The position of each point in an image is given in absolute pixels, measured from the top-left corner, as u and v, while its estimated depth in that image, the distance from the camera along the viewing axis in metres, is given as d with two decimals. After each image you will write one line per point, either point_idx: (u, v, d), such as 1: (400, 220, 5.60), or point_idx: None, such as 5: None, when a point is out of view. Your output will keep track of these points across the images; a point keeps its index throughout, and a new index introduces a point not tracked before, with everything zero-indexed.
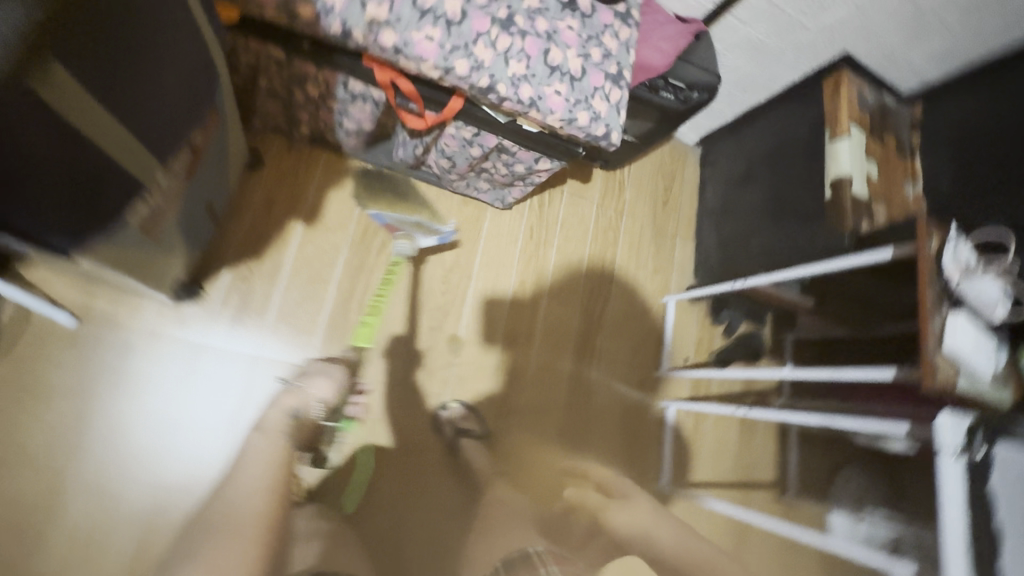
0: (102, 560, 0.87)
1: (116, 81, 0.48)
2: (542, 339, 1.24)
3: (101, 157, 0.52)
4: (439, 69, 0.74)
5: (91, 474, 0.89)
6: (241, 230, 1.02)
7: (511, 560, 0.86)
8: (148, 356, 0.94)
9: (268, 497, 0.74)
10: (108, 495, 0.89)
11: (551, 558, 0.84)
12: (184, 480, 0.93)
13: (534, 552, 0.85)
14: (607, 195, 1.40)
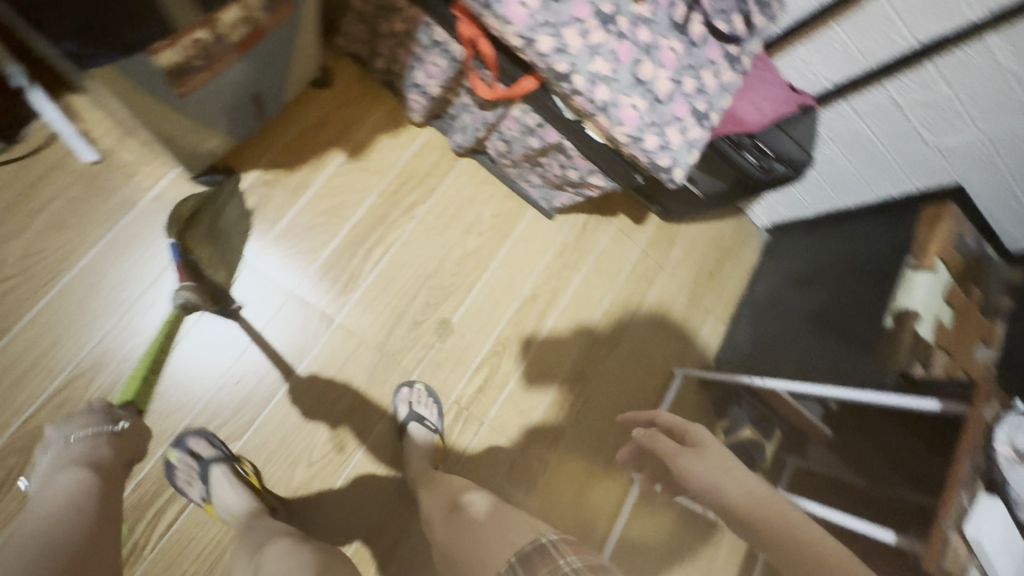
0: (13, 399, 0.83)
1: None
2: (534, 358, 1.16)
3: None
4: (521, 38, 0.70)
5: (44, 311, 0.87)
6: (285, 138, 1.00)
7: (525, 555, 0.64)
8: (146, 221, 0.93)
9: (87, 535, 0.50)
10: (50, 338, 0.86)
11: (571, 550, 0.63)
12: (127, 354, 0.89)
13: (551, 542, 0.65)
14: (655, 243, 1.32)
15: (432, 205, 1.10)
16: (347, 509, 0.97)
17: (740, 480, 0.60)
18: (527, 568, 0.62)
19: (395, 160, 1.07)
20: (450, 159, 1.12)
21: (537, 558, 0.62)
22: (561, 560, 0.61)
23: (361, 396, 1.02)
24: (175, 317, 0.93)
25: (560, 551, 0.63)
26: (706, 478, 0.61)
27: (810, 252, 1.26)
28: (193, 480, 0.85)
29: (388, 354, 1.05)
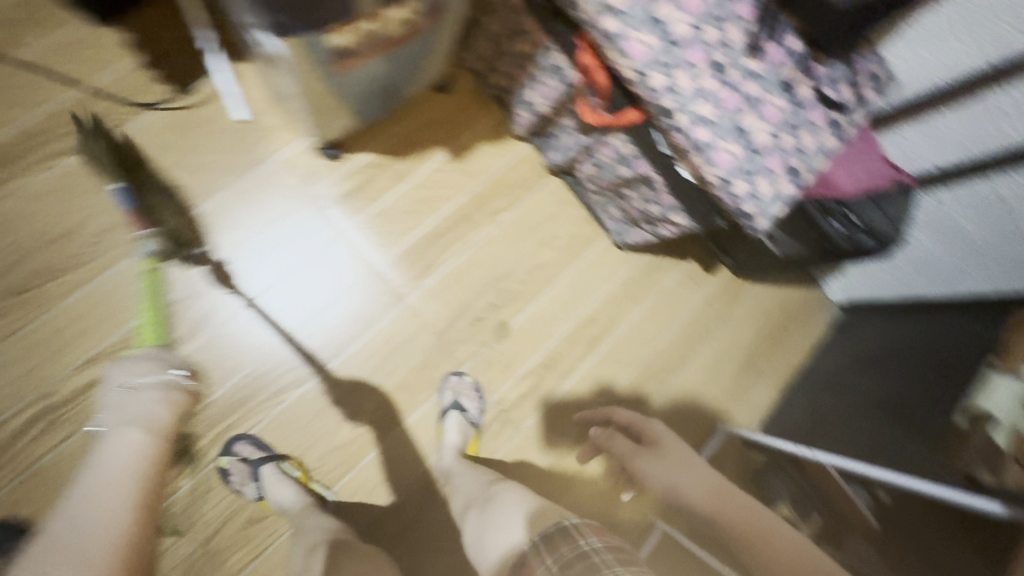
0: (105, 320, 0.90)
1: None
2: (580, 379, 1.18)
3: None
4: (636, 73, 0.76)
5: None
6: (399, 130, 1.10)
7: (548, 534, 0.69)
8: (261, 181, 1.01)
9: (138, 516, 0.62)
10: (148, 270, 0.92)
11: (592, 531, 0.68)
12: (218, 300, 0.98)
13: (573, 525, 0.69)
14: (721, 295, 1.32)
15: (514, 214, 1.16)
16: (378, 477, 1.03)
17: (690, 476, 0.81)
18: (549, 544, 0.67)
19: (490, 168, 1.15)
20: (539, 176, 1.18)
21: (559, 537, 0.68)
22: (580, 540, 0.66)
23: (413, 375, 1.07)
24: (266, 273, 1.01)
25: (581, 531, 0.68)
26: (665, 476, 0.83)
27: (883, 335, 1.22)
28: (245, 480, 0.93)
29: (446, 342, 1.10)
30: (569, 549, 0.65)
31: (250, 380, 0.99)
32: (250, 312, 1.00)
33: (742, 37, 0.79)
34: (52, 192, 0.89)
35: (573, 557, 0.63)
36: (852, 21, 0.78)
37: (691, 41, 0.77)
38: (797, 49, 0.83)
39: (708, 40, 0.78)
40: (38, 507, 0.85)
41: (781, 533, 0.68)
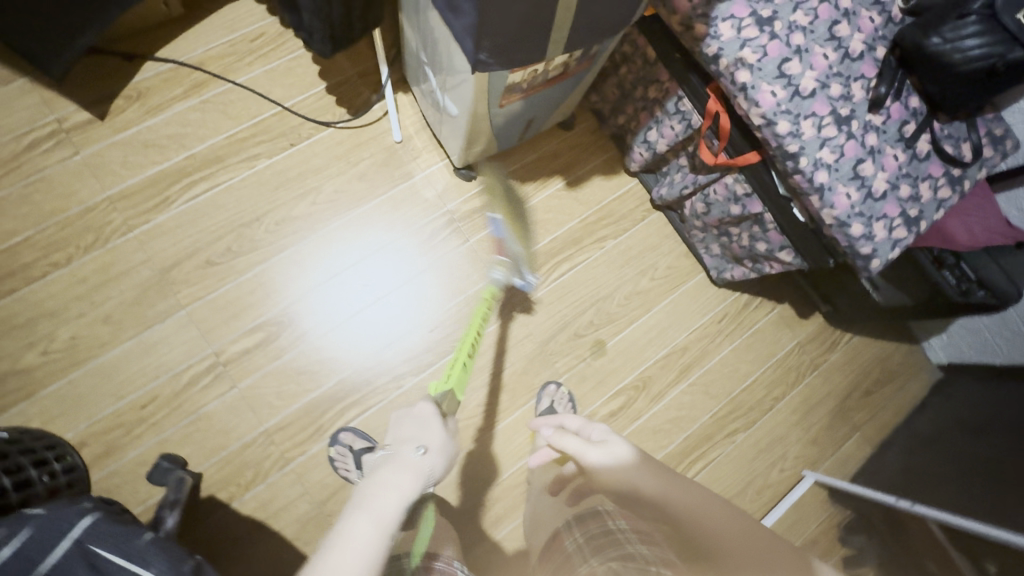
0: (268, 296, 1.07)
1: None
2: (667, 405, 1.22)
3: (536, 41, 0.70)
4: (763, 119, 0.85)
5: (311, 236, 1.11)
6: (525, 158, 1.24)
7: (583, 514, 0.81)
8: (405, 192, 1.16)
9: None
10: (305, 258, 1.10)
11: (621, 516, 0.77)
12: (354, 289, 1.11)
13: (604, 509, 0.79)
14: (815, 341, 1.33)
15: (619, 243, 1.25)
16: (473, 469, 1.11)
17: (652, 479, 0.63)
18: (581, 522, 0.79)
19: (601, 198, 1.26)
20: (644, 211, 1.28)
21: (590, 518, 0.79)
22: (609, 521, 0.76)
23: (514, 379, 1.16)
24: (392, 273, 1.14)
25: (611, 514, 0.78)
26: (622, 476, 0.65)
27: (992, 400, 1.18)
28: (350, 465, 1.02)
29: (545, 352, 1.19)
30: (597, 525, 0.76)
31: (373, 367, 1.09)
32: (377, 305, 1.12)
33: (865, 94, 0.87)
34: (250, 186, 1.10)
35: (598, 531, 0.74)
36: (978, 84, 0.83)
37: (818, 94, 0.85)
38: (917, 108, 0.89)
39: (833, 94, 0.86)
40: (199, 446, 1.01)
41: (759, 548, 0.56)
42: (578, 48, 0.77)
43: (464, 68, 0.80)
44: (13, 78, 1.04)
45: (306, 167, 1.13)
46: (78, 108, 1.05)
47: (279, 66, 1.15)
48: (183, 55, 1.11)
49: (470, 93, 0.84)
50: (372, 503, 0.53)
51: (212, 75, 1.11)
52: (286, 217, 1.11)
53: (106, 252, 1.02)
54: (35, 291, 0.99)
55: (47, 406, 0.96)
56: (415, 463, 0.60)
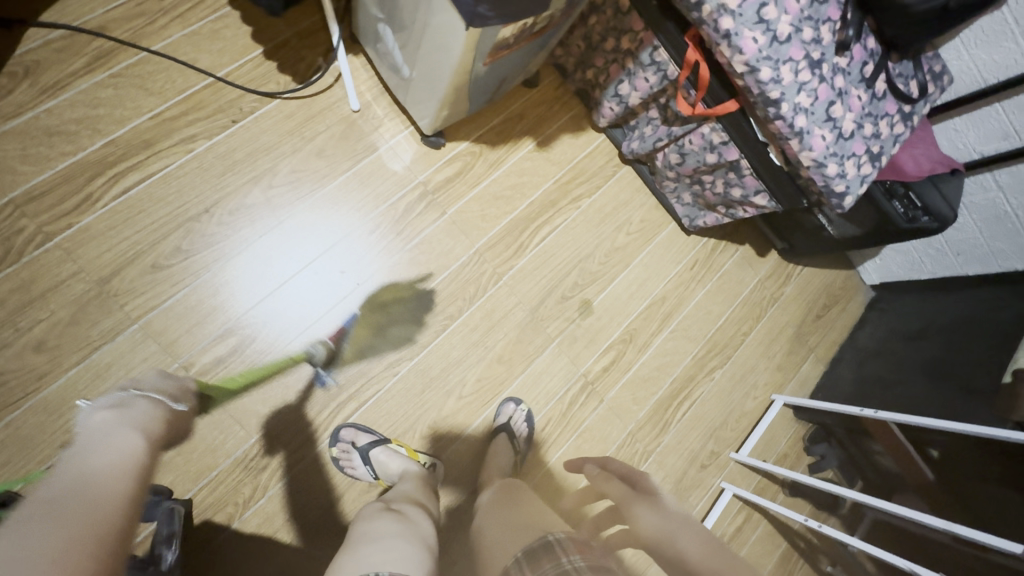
0: (231, 295, 0.96)
1: None
2: (654, 354, 1.27)
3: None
4: (747, 66, 0.86)
5: (272, 224, 0.99)
6: (492, 120, 1.17)
7: (529, 550, 0.68)
8: (371, 165, 1.07)
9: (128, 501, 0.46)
10: (269, 248, 0.99)
11: (575, 550, 0.66)
12: (330, 277, 1.02)
13: (557, 540, 0.68)
14: (773, 276, 1.43)
15: (594, 201, 1.25)
16: (480, 445, 1.09)
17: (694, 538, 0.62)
18: (532, 559, 0.66)
19: (572, 157, 1.23)
20: (615, 166, 1.27)
21: (542, 553, 0.66)
22: (563, 558, 0.64)
23: (510, 349, 1.14)
24: (365, 257, 1.05)
25: (565, 548, 0.66)
26: (665, 530, 0.63)
27: (924, 310, 1.35)
28: (357, 461, 0.96)
29: (537, 318, 1.17)
30: (551, 567, 0.63)
31: (362, 357, 1.03)
32: (359, 291, 1.04)
33: (832, 37, 0.90)
34: (191, 173, 0.95)
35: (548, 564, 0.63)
36: (930, 23, 0.88)
37: (793, 39, 0.87)
38: (874, 49, 0.94)
39: (806, 39, 0.88)
40: (184, 470, 0.91)
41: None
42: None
43: (454, 25, 0.73)
44: None
45: (254, 146, 0.99)
46: None
47: (203, 28, 0.98)
48: (79, 21, 0.92)
49: (457, 51, 0.77)
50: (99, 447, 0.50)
51: (121, 44, 0.93)
52: (239, 204, 0.98)
53: (25, 267, 0.86)
54: None
55: None
56: (168, 411, 0.62)
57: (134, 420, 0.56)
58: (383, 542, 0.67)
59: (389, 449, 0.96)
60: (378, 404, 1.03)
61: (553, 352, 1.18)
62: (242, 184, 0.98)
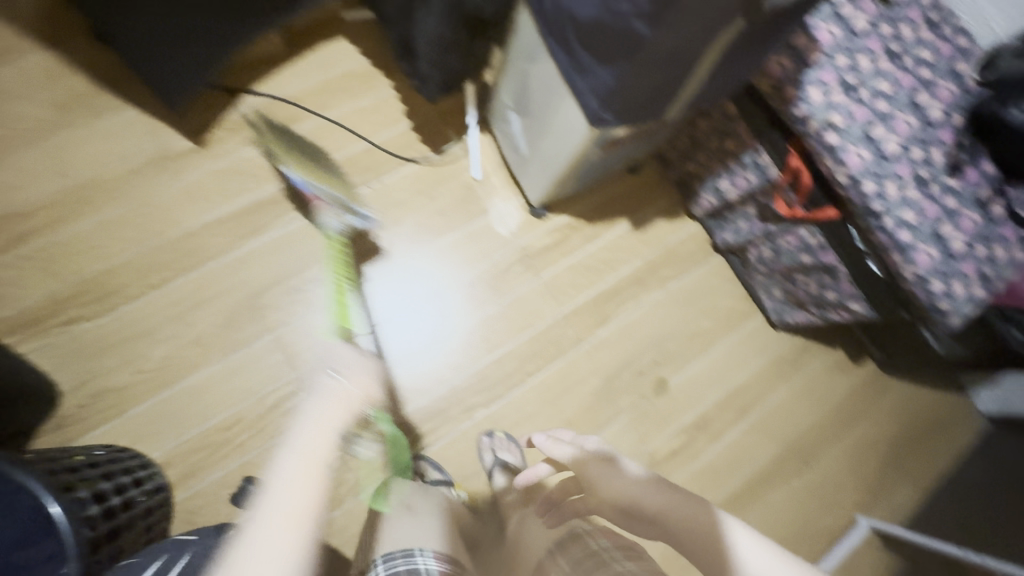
0: None
1: (712, 75, 0.71)
2: (726, 446, 1.23)
3: (660, 107, 0.75)
4: (850, 179, 0.89)
5: (393, 267, 1.15)
6: (595, 199, 1.28)
7: (562, 540, 0.81)
8: (482, 227, 1.21)
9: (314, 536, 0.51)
10: (384, 288, 1.14)
11: (603, 535, 0.78)
12: (429, 320, 1.15)
13: (584, 530, 0.80)
14: (868, 386, 1.35)
15: (680, 284, 1.28)
16: None
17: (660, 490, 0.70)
18: (563, 547, 0.79)
19: (665, 241, 1.30)
20: (705, 253, 1.31)
21: (569, 540, 0.79)
22: (592, 541, 0.77)
23: (582, 415, 1.17)
24: (463, 305, 1.17)
25: (592, 534, 0.79)
26: (622, 486, 0.73)
27: None
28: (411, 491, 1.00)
29: (611, 389, 1.20)
30: (580, 549, 0.76)
31: (444, 397, 1.12)
32: (452, 336, 1.15)
33: (944, 159, 0.92)
34: None
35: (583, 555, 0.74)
36: None
37: (900, 158, 0.90)
38: (992, 173, 0.94)
39: (914, 159, 0.91)
40: None
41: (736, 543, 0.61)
42: (686, 108, 0.83)
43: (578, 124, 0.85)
44: (123, 108, 1.09)
45: (390, 201, 1.17)
46: (181, 137, 1.10)
47: (369, 103, 1.20)
48: (280, 92, 1.16)
49: (577, 143, 0.88)
50: (296, 459, 0.55)
51: (306, 111, 1.17)
52: (369, 247, 1.15)
53: (200, 275, 1.06)
54: (131, 311, 1.02)
55: (137, 424, 0.99)
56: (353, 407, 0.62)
57: (310, 440, 0.57)
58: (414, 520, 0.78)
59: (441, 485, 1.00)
60: (452, 444, 1.10)
61: (623, 424, 1.19)
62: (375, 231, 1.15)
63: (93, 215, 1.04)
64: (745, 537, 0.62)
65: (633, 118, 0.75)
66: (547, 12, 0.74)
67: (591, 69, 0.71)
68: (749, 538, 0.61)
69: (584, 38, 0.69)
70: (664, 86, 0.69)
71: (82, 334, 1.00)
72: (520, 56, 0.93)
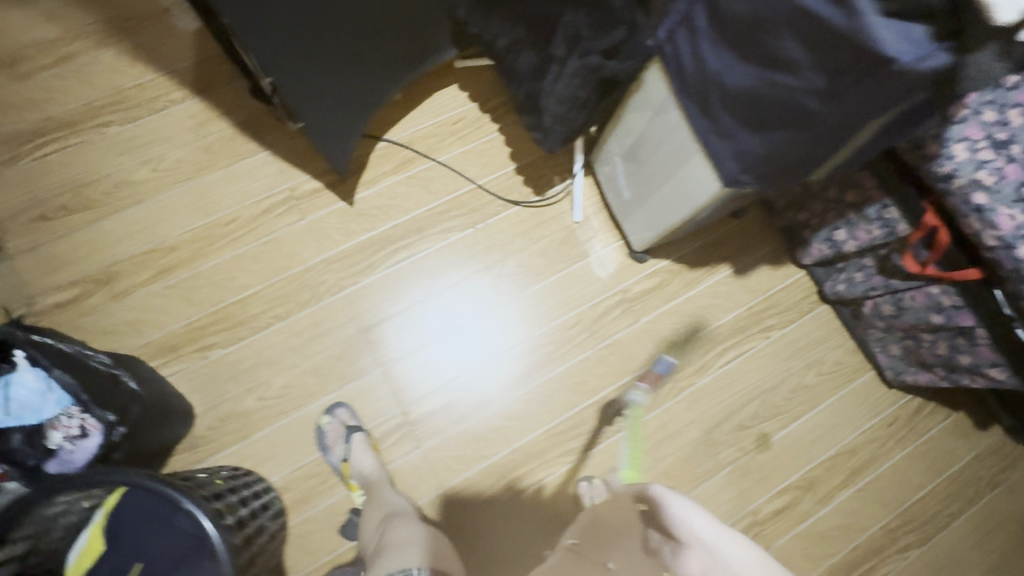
0: (450, 363, 1.14)
1: (865, 143, 0.69)
2: (833, 509, 1.16)
3: (806, 173, 0.73)
4: (999, 243, 0.83)
5: (494, 309, 1.18)
6: (695, 244, 1.25)
7: None
8: (580, 270, 1.21)
9: None
10: (485, 331, 1.16)
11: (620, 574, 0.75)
12: (528, 363, 1.16)
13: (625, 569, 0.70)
14: (996, 456, 1.23)
15: (785, 334, 1.23)
16: None
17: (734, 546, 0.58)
18: None
19: (769, 288, 1.25)
20: (812, 303, 1.26)
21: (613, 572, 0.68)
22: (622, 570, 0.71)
23: (680, 467, 1.15)
24: (562, 349, 1.17)
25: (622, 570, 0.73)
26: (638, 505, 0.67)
27: None
28: (339, 443, 1.06)
29: (711, 442, 1.16)
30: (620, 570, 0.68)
31: (543, 438, 1.13)
32: (550, 378, 1.16)
33: None
34: (444, 257, 1.18)
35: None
36: None
37: None
38: None
39: None
40: None
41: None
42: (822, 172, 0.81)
43: (705, 182, 0.83)
44: (258, 151, 1.18)
45: (493, 243, 1.20)
46: (307, 179, 1.19)
47: (476, 146, 1.25)
48: (395, 136, 1.23)
49: (696, 202, 0.88)
50: None
51: (419, 154, 1.22)
52: (472, 289, 1.18)
53: (319, 309, 1.13)
54: (257, 341, 1.10)
55: (260, 448, 1.06)
56: None
57: None
58: (410, 549, 0.79)
59: (369, 447, 1.05)
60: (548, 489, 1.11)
61: (722, 480, 1.15)
62: (477, 273, 1.19)
63: (228, 250, 1.13)
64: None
65: (774, 181, 0.74)
66: (687, 74, 0.74)
67: (737, 134, 0.70)
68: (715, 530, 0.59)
69: (731, 103, 0.68)
70: (817, 154, 0.67)
71: (216, 361, 1.08)
72: (636, 109, 0.93)
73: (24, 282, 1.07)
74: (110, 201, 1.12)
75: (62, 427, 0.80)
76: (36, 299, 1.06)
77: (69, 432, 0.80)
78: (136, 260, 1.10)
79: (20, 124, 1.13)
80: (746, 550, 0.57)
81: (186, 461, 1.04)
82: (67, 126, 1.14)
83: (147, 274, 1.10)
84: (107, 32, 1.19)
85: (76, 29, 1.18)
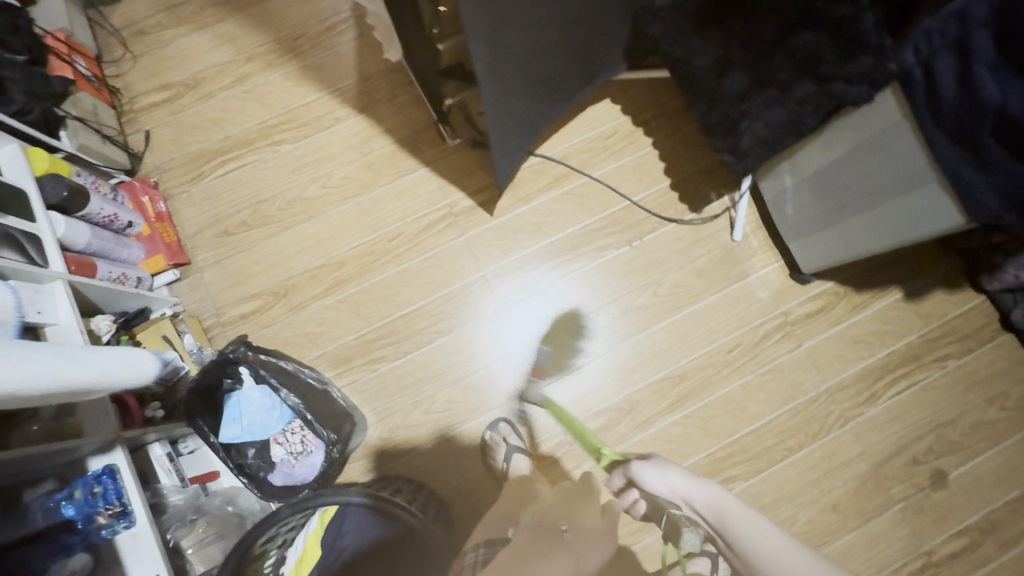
0: (607, 383, 1.13)
1: None
2: (1021, 556, 1.08)
3: None
4: None
5: (650, 331, 1.16)
6: (863, 265, 1.18)
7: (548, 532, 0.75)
8: (739, 291, 1.17)
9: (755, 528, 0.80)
10: (642, 352, 1.15)
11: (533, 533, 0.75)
12: (686, 385, 1.14)
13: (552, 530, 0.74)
14: None
15: (962, 363, 1.15)
16: None
17: (698, 491, 0.85)
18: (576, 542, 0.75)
19: (944, 315, 1.17)
20: (993, 331, 1.16)
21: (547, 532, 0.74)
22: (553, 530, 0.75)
23: (849, 500, 1.10)
24: (721, 371, 1.14)
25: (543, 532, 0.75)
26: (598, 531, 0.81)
27: None
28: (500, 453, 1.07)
29: (881, 476, 1.11)
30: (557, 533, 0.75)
31: (703, 464, 1.11)
32: (710, 402, 1.13)
33: None
34: (599, 276, 1.17)
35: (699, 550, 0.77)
36: None
37: None
38: None
39: None
40: None
41: (750, 532, 0.79)
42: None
43: (944, 213, 0.78)
44: (417, 168, 1.20)
45: (649, 262, 1.18)
46: (466, 196, 1.20)
47: (630, 161, 1.22)
48: (549, 151, 1.22)
49: (926, 231, 0.83)
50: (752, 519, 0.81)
51: (573, 170, 1.21)
52: (627, 309, 1.16)
53: (478, 325, 1.15)
54: (421, 355, 1.13)
55: (427, 460, 1.09)
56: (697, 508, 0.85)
57: (727, 510, 0.82)
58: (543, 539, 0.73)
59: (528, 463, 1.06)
60: None
61: (893, 518, 1.09)
62: (631, 293, 1.17)
63: (393, 265, 1.16)
64: (760, 525, 0.80)
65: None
66: (941, 104, 0.68)
67: (1003, 166, 0.66)
68: (666, 473, 0.86)
69: (1004, 135, 0.64)
70: None
71: (385, 373, 1.12)
72: (837, 132, 0.87)
73: (214, 294, 1.15)
74: (285, 216, 1.18)
75: (287, 443, 0.88)
76: (224, 309, 1.14)
77: (292, 447, 0.88)
78: (310, 275, 1.16)
79: (204, 143, 1.21)
80: (707, 488, 0.85)
81: (361, 468, 1.09)
82: (246, 145, 1.21)
83: (320, 288, 1.15)
84: (277, 53, 1.25)
85: (249, 51, 1.25)
